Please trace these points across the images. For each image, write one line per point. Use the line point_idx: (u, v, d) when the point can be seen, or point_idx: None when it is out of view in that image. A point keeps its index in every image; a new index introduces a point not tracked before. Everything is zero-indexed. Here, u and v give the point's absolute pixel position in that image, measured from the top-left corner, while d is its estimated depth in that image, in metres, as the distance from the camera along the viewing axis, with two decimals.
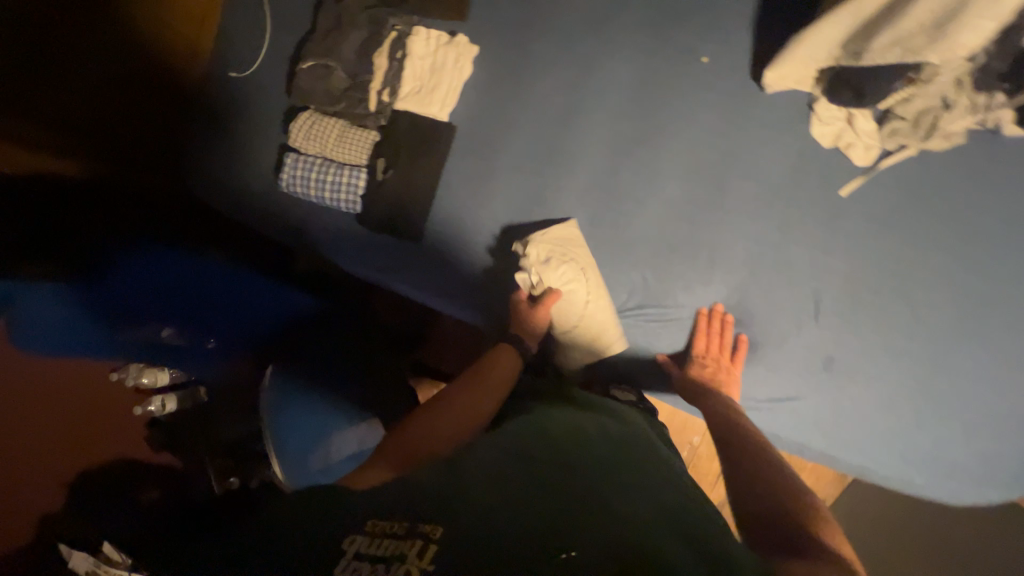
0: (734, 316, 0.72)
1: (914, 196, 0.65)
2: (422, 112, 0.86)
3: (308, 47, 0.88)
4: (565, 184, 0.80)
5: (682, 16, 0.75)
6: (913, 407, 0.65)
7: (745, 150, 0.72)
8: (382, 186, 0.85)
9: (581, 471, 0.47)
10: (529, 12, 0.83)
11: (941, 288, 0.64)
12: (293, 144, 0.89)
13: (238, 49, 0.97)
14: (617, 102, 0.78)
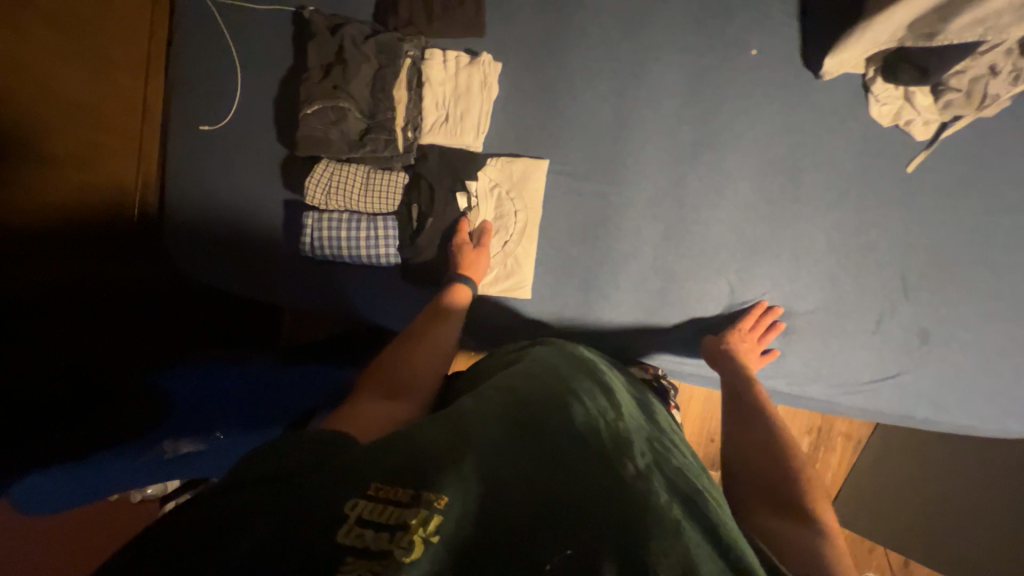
0: (829, 308, 0.73)
1: (974, 163, 0.69)
2: (453, 143, 0.79)
3: (309, 87, 0.77)
4: (631, 201, 0.76)
5: (724, 10, 0.73)
6: (1008, 362, 0.71)
7: (810, 140, 0.72)
8: (422, 232, 0.79)
9: (614, 461, 0.43)
10: (556, 21, 0.77)
11: (1011, 246, 0.69)
12: (313, 203, 0.79)
13: (220, 101, 0.86)
14: (671, 108, 0.75)
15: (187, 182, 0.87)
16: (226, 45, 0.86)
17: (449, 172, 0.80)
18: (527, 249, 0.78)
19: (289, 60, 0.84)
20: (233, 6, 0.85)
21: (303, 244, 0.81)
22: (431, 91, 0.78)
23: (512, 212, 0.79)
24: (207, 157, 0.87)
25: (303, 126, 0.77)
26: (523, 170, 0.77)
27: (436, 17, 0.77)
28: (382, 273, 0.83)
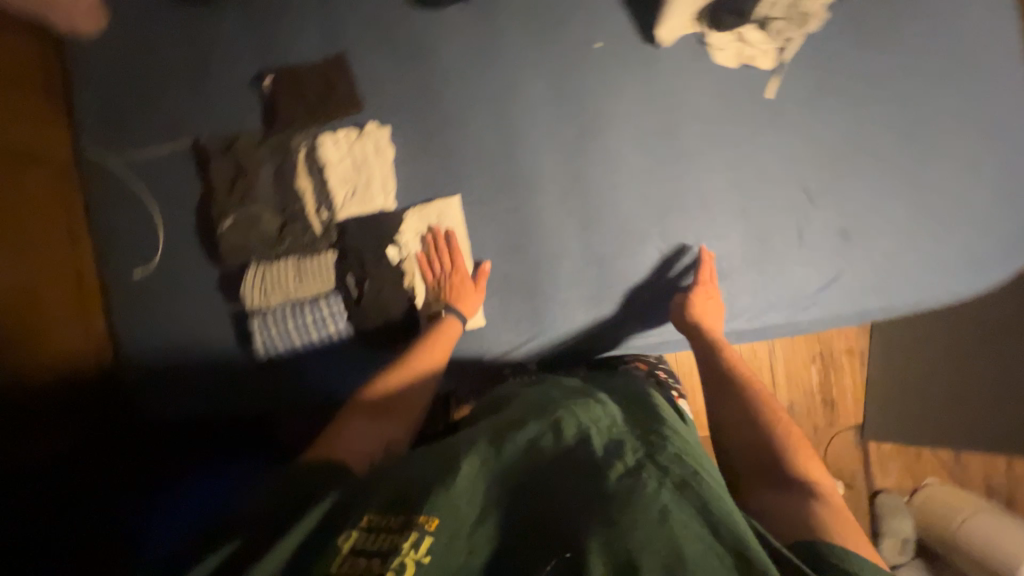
0: (752, 237, 0.77)
1: (820, 70, 0.76)
2: (366, 209, 0.82)
3: (220, 204, 0.83)
4: (539, 206, 0.80)
5: (558, 18, 0.81)
6: (932, 229, 0.75)
7: (675, 101, 0.78)
8: (362, 299, 0.82)
9: (602, 466, 0.48)
10: (419, 74, 0.84)
11: (882, 128, 0.75)
12: (254, 307, 0.83)
13: (136, 247, 0.90)
14: (544, 113, 0.80)
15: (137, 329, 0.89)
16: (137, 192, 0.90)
17: (369, 237, 0.82)
18: (464, 283, 0.80)
19: (199, 187, 0.89)
20: (128, 158, 0.90)
21: (257, 347, 0.84)
22: (333, 171, 0.82)
23: (442, 254, 0.82)
24: (150, 299, 0.89)
25: (229, 242, 0.81)
26: (438, 212, 0.82)
27: (318, 107, 0.83)
28: (343, 351, 0.84)
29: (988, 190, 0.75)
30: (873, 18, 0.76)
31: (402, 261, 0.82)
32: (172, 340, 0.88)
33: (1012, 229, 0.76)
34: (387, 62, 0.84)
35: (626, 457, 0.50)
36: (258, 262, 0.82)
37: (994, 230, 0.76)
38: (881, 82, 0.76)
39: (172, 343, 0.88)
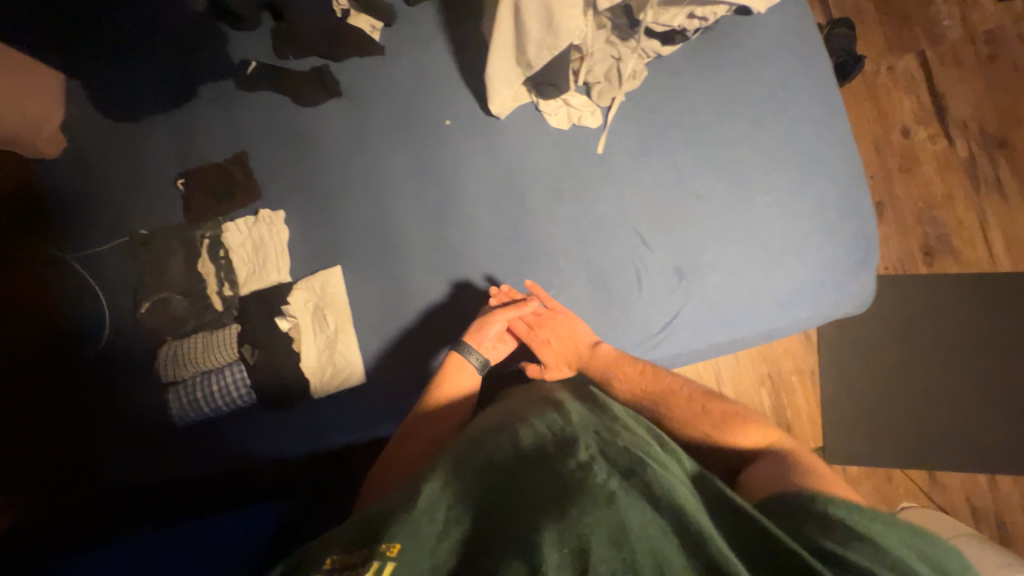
0: (593, 272, 0.85)
1: (667, 92, 0.85)
2: (347, 193, 1.00)
3: (215, 210, 1.03)
4: (407, 223, 0.96)
5: (400, 58, 0.98)
6: (790, 253, 0.78)
7: (517, 142, 0.91)
8: (256, 365, 0.96)
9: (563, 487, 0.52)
10: (278, 121, 1.03)
11: (623, 189, 0.85)
12: (170, 380, 0.99)
13: (120, 225, 1.07)
14: (392, 148, 0.98)
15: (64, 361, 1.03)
16: (141, 178, 1.07)
17: (350, 220, 0.99)
18: (344, 339, 0.96)
19: (174, 174, 1.07)
20: (67, 171, 1.08)
21: (174, 413, 0.98)
22: (232, 231, 1.01)
23: (320, 318, 0.97)
24: (134, 271, 1.04)
25: (207, 229, 1.02)
26: (411, 180, 0.97)
27: (265, 135, 1.04)
28: (231, 417, 0.99)
29: (716, 168, 0.82)
30: (652, 85, 0.86)
31: (291, 330, 0.97)
32: (157, 334, 1.02)
33: (831, 255, 0.78)
34: (330, 78, 1.00)
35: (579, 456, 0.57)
36: (213, 247, 1.01)
37: (834, 258, 0.78)
38: (681, 112, 0.85)
39: (117, 380, 1.02)
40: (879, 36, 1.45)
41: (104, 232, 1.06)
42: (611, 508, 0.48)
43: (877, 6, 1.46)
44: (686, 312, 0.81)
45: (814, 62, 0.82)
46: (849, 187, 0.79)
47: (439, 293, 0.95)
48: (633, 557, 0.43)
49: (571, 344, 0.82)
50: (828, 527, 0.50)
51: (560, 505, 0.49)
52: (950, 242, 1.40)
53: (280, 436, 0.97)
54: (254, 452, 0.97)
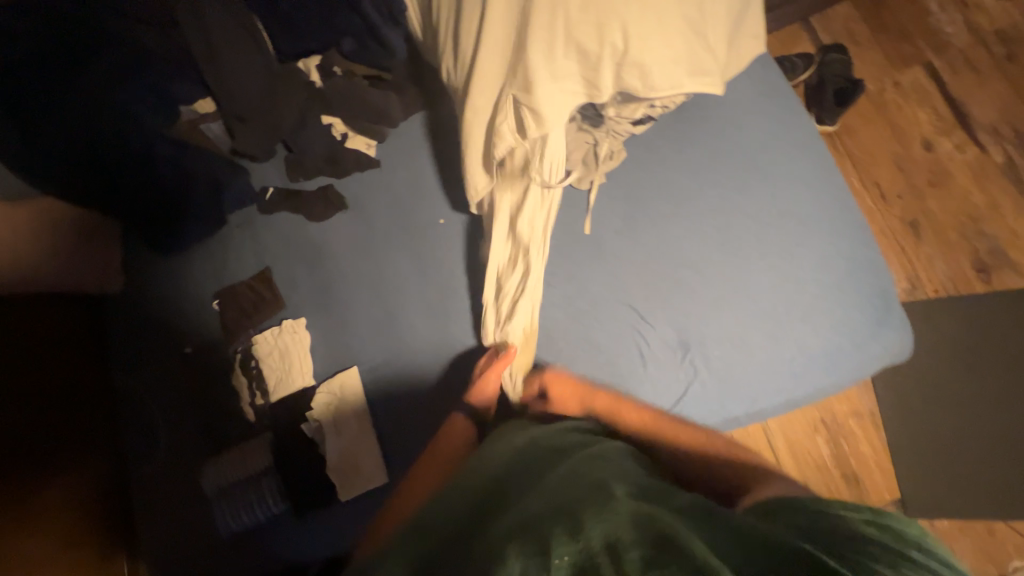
0: (594, 352, 0.83)
1: (643, 167, 0.86)
2: (359, 295, 1.06)
3: (244, 325, 1.13)
4: (412, 318, 1.02)
5: (394, 167, 1.06)
6: (799, 315, 0.74)
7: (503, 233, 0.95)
8: (288, 473, 1.01)
9: (523, 505, 0.52)
10: (294, 239, 1.14)
11: (615, 267, 0.85)
12: (210, 493, 1.04)
13: (166, 344, 1.19)
14: (394, 249, 1.05)
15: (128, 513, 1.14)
16: (186, 305, 1.20)
17: (363, 320, 1.05)
18: (365, 440, 1.00)
19: (210, 295, 1.19)
20: (124, 305, 1.22)
21: (217, 526, 1.03)
22: (263, 342, 1.09)
23: (340, 419, 1.01)
24: (177, 387, 1.15)
25: (239, 344, 1.12)
26: (414, 278, 1.03)
27: (285, 252, 1.14)
28: (268, 529, 1.02)
29: (705, 237, 0.81)
30: (629, 164, 0.87)
31: (316, 433, 1.02)
32: (200, 442, 1.11)
33: (847, 312, 0.73)
34: (336, 195, 1.09)
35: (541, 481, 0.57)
36: (245, 359, 1.10)
37: (852, 317, 0.73)
38: (663, 183, 0.85)
39: (167, 490, 1.09)
40: (878, 56, 1.41)
41: (157, 356, 1.18)
42: (570, 514, 0.47)
43: (870, 27, 1.43)
44: (695, 388, 0.77)
45: (792, 120, 0.82)
46: (851, 247, 0.75)
47: (455, 386, 0.98)
48: (589, 545, 0.41)
49: (572, 389, 0.77)
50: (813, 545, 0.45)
51: (523, 526, 0.47)
52: (1007, 253, 1.26)
53: (319, 540, 1.00)
54: (299, 557, 1.01)
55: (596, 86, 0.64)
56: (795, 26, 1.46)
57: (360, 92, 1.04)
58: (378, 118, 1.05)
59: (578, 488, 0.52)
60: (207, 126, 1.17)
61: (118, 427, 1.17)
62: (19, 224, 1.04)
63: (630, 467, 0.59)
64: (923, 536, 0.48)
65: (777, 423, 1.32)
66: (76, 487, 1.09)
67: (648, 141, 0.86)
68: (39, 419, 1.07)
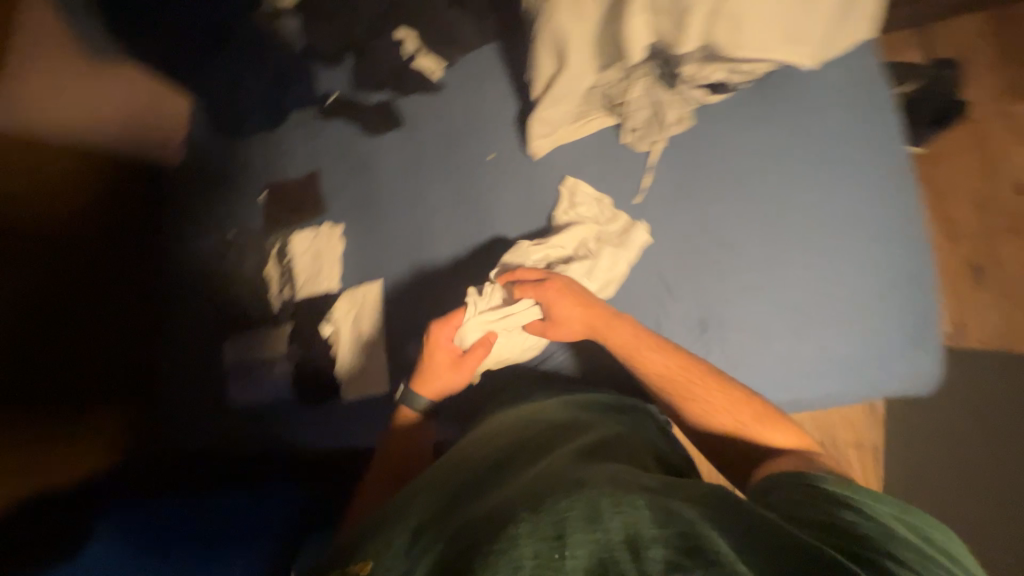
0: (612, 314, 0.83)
1: (706, 139, 0.83)
2: (396, 214, 1.09)
3: (285, 221, 1.18)
4: (441, 247, 1.03)
5: (455, 94, 1.06)
6: (829, 319, 0.73)
7: (549, 181, 0.94)
8: (300, 364, 1.08)
9: (525, 484, 0.54)
10: (344, 149, 1.17)
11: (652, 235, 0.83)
12: (231, 365, 1.14)
13: (211, 225, 1.26)
14: (439, 177, 1.06)
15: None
16: (235, 192, 1.26)
17: (395, 239, 1.08)
18: (376, 350, 1.04)
19: (259, 187, 1.24)
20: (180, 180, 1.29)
21: (231, 396, 1.13)
22: (301, 240, 1.15)
23: (357, 325, 1.06)
24: (214, 266, 1.22)
25: (277, 239, 1.17)
26: (452, 208, 1.03)
27: (334, 161, 1.17)
28: (277, 408, 1.10)
29: (753, 224, 0.78)
30: (691, 134, 0.84)
31: (332, 333, 1.08)
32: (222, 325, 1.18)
33: (879, 326, 0.72)
34: (393, 112, 1.10)
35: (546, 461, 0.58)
36: (280, 253, 1.15)
37: (882, 332, 0.72)
38: (723, 160, 0.82)
39: (188, 361, 1.18)
40: (988, 81, 1.29)
41: (203, 235, 1.25)
42: (581, 493, 0.47)
43: (990, 47, 1.29)
44: None
45: (876, 117, 0.77)
46: (903, 258, 0.73)
47: None
48: (607, 536, 0.42)
49: (585, 308, 0.77)
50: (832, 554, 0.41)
51: (531, 500, 0.49)
52: None
53: (316, 431, 1.07)
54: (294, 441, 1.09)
55: (680, 35, 0.61)
56: (907, 32, 1.34)
57: (435, 9, 1.02)
58: (449, 41, 1.04)
59: (580, 472, 0.53)
60: (286, 22, 1.17)
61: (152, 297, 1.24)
62: (116, 83, 1.22)
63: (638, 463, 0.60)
64: (948, 543, 0.45)
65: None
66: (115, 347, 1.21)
67: (719, 113, 0.83)
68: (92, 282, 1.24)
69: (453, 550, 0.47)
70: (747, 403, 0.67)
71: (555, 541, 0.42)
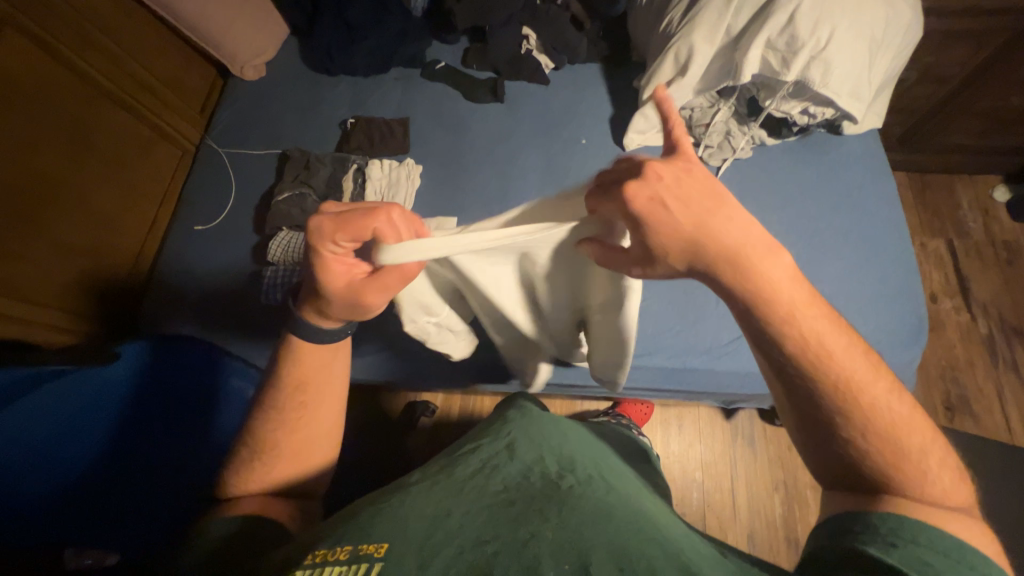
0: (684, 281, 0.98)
1: (765, 167, 1.07)
2: (482, 169, 1.19)
3: (367, 148, 1.23)
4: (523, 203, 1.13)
5: (559, 91, 1.25)
6: (852, 310, 0.93)
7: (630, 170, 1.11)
8: None
9: (573, 493, 0.46)
10: (442, 106, 1.28)
11: None
12: (272, 261, 1.09)
13: (291, 139, 1.30)
14: (529, 148, 1.20)
15: (173, 263, 1.17)
16: (319, 117, 1.32)
17: (478, 190, 1.17)
18: None
19: (345, 117, 1.31)
20: (264, 98, 1.35)
21: (262, 294, 1.07)
22: (376, 166, 1.17)
23: None
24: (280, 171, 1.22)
25: (355, 158, 1.20)
26: (537, 176, 1.16)
27: (429, 114, 1.27)
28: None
29: (795, 234, 1.00)
30: (753, 162, 1.07)
31: None
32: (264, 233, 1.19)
33: (889, 321, 0.92)
34: (500, 87, 1.25)
35: (579, 471, 0.50)
36: (357, 172, 1.18)
37: (895, 326, 0.92)
38: (775, 184, 1.05)
39: (219, 257, 1.17)
40: (915, 219, 1.73)
41: (277, 149, 1.29)
42: (654, 536, 0.41)
43: (915, 197, 1.77)
44: None
45: (885, 181, 1.04)
46: (907, 274, 0.95)
47: None
48: None
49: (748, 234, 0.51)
50: (858, 544, 0.44)
51: (587, 517, 0.42)
52: (970, 403, 1.49)
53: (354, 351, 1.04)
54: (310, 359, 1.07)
55: (787, 67, 0.86)
56: None
57: (563, 23, 1.24)
58: (565, 49, 1.25)
59: (631, 500, 0.47)
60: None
61: (185, 198, 1.27)
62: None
63: (656, 498, 0.55)
64: None
65: (744, 467, 1.49)
66: (133, 231, 1.22)
67: (775, 152, 1.08)
68: (133, 154, 1.22)
69: (473, 550, 0.39)
70: (919, 428, 0.50)
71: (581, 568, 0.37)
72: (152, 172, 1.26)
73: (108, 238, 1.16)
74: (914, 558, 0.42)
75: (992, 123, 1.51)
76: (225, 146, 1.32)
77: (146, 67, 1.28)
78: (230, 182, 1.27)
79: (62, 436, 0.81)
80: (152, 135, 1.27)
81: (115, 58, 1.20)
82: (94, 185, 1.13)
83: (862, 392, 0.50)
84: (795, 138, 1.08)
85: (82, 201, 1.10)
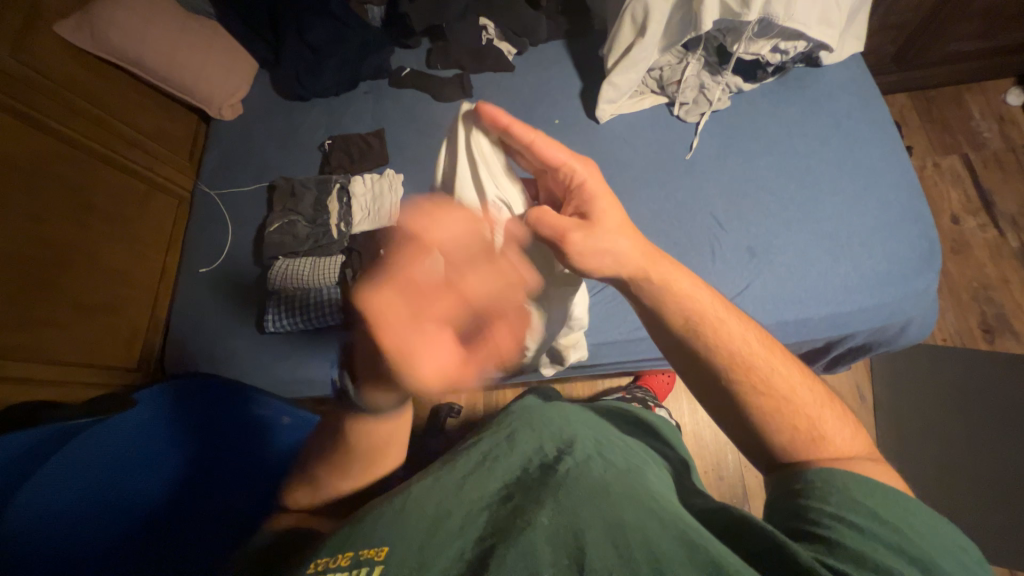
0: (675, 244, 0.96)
1: (744, 114, 1.03)
2: None
3: (348, 166, 1.25)
4: None
5: (525, 76, 1.24)
6: (853, 247, 0.89)
7: (607, 140, 1.09)
8: (348, 289, 1.08)
9: (572, 476, 0.46)
10: (413, 111, 1.28)
11: (702, 184, 0.99)
12: (273, 289, 1.13)
13: (275, 170, 1.33)
14: None
15: (186, 307, 1.22)
16: (299, 143, 1.34)
17: None
18: None
19: (323, 140, 1.33)
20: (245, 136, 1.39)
21: (267, 324, 1.10)
22: (359, 183, 1.20)
23: None
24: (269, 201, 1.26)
25: (336, 178, 1.23)
26: None
27: (402, 122, 1.28)
28: (317, 338, 1.10)
29: (784, 177, 0.97)
30: (730, 112, 1.04)
31: None
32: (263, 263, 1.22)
33: (894, 252, 0.88)
34: (468, 82, 1.25)
35: (577, 452, 0.50)
36: (341, 192, 1.21)
37: (901, 255, 0.88)
38: (756, 130, 1.01)
39: (225, 294, 1.21)
40: (924, 139, 1.64)
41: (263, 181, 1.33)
42: (654, 505, 0.42)
43: (921, 116, 1.67)
44: (755, 286, 0.90)
45: (875, 107, 0.99)
46: (910, 200, 0.91)
47: None
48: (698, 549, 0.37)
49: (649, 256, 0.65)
50: (804, 506, 0.47)
51: (586, 500, 0.43)
52: (1010, 322, 1.41)
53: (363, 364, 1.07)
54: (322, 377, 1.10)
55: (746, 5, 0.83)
56: None
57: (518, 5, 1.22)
58: (525, 31, 1.23)
59: (631, 473, 0.48)
60: (371, 7, 1.36)
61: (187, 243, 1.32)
62: (207, 39, 1.35)
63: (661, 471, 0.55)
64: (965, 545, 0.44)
65: None
66: (141, 283, 1.27)
67: (753, 97, 1.04)
68: (129, 209, 1.27)
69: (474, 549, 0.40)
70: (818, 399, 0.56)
71: (577, 556, 0.37)
72: (149, 224, 1.31)
73: (119, 293, 1.21)
74: (849, 500, 0.46)
75: (992, 23, 1.42)
76: (216, 188, 1.36)
77: (129, 124, 1.33)
78: (225, 220, 1.31)
79: (117, 468, 0.83)
80: (143, 187, 1.31)
81: (94, 117, 1.24)
82: (96, 243, 1.18)
83: (765, 371, 0.57)
84: (773, 78, 1.03)
85: (86, 260, 1.15)
